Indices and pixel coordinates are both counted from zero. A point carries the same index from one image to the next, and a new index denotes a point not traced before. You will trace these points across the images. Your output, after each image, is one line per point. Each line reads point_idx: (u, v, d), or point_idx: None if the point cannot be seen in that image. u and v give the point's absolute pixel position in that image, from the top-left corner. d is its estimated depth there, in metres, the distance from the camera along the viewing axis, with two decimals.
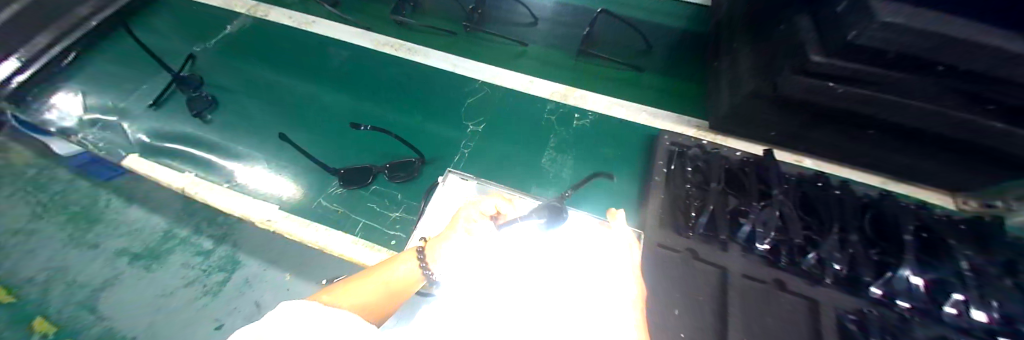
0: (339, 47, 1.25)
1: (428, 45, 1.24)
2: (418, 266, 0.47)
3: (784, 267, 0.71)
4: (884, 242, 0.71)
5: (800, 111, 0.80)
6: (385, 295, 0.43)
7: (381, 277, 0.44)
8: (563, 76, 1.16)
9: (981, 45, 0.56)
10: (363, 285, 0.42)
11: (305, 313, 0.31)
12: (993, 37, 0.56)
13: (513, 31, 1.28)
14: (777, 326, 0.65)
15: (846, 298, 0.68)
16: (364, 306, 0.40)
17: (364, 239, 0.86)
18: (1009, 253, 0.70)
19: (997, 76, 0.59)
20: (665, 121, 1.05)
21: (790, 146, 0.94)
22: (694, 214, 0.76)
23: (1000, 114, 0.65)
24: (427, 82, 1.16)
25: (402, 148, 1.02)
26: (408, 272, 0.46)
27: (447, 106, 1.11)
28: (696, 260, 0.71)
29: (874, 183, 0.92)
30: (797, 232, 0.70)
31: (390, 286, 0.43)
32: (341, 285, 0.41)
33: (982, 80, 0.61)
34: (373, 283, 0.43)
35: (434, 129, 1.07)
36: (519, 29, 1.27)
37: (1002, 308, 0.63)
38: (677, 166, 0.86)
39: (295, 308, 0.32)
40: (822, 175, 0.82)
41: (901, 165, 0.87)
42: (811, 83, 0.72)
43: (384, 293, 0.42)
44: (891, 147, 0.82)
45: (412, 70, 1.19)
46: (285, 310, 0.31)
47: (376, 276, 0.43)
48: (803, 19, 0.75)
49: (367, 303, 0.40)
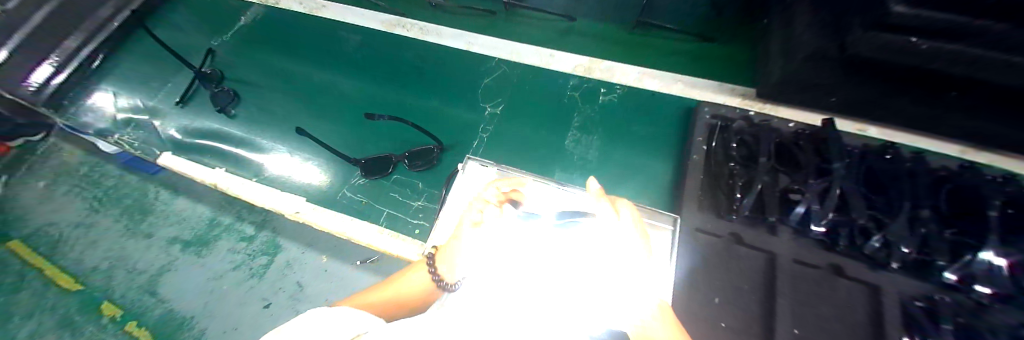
0: (352, 30, 1.21)
1: (439, 23, 1.18)
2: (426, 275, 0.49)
3: (841, 250, 0.64)
4: (964, 221, 0.63)
5: (866, 72, 0.71)
6: (396, 299, 0.47)
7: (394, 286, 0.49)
8: (587, 48, 1.08)
9: None
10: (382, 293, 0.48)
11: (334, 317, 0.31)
12: None
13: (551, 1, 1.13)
14: (832, 315, 0.60)
15: (911, 283, 0.62)
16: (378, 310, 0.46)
17: (389, 229, 0.86)
18: None
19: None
20: (705, 91, 0.96)
21: (852, 113, 0.84)
22: (739, 195, 0.69)
23: None
24: (443, 62, 1.12)
25: (421, 134, 1.00)
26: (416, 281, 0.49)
27: (465, 88, 1.07)
28: (740, 245, 0.66)
29: (948, 153, 0.82)
30: (861, 212, 0.62)
31: (400, 294, 0.48)
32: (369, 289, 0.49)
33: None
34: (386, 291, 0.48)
35: (453, 112, 1.03)
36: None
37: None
38: (719, 143, 0.78)
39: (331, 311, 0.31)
40: (891, 146, 0.72)
41: (984, 130, 0.76)
42: (890, 39, 0.62)
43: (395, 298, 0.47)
44: (977, 112, 0.71)
45: (426, 51, 1.14)
46: (311, 314, 0.31)
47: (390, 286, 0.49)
48: None
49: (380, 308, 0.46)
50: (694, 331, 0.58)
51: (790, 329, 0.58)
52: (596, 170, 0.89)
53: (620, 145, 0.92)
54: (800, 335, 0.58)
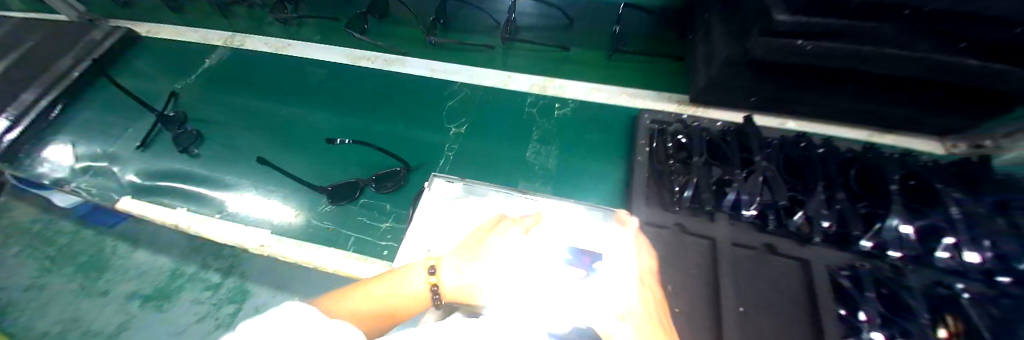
0: (318, 65, 1.27)
1: (403, 54, 1.26)
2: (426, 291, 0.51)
3: (772, 230, 0.71)
4: (872, 196, 0.71)
5: (772, 71, 0.81)
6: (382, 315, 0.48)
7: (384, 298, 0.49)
8: (542, 68, 1.18)
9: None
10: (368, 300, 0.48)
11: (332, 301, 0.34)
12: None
13: (523, 34, 1.26)
14: (770, 289, 0.66)
15: (838, 254, 0.68)
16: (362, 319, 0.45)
17: (356, 253, 0.87)
18: (1003, 189, 0.70)
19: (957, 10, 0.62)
20: (646, 99, 1.06)
21: (770, 110, 0.94)
22: (678, 188, 0.76)
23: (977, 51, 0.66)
24: (406, 89, 1.18)
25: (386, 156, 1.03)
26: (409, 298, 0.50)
27: (427, 113, 1.12)
28: (685, 234, 0.72)
29: (859, 138, 0.92)
30: (782, 194, 0.69)
31: (390, 307, 0.49)
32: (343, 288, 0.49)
33: (943, 16, 0.64)
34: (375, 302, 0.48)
35: (417, 135, 1.07)
36: (530, 33, 1.26)
37: (995, 248, 0.63)
38: (659, 144, 0.87)
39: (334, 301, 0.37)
40: (804, 135, 0.81)
41: (881, 114, 0.87)
42: (781, 43, 0.72)
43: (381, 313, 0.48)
44: (868, 99, 0.83)
45: (390, 79, 1.20)
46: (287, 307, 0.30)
47: (378, 297, 0.49)
48: None
49: (365, 317, 0.46)
50: None
51: (737, 307, 0.63)
52: (555, 179, 0.94)
53: (575, 154, 0.98)
54: (745, 312, 0.63)
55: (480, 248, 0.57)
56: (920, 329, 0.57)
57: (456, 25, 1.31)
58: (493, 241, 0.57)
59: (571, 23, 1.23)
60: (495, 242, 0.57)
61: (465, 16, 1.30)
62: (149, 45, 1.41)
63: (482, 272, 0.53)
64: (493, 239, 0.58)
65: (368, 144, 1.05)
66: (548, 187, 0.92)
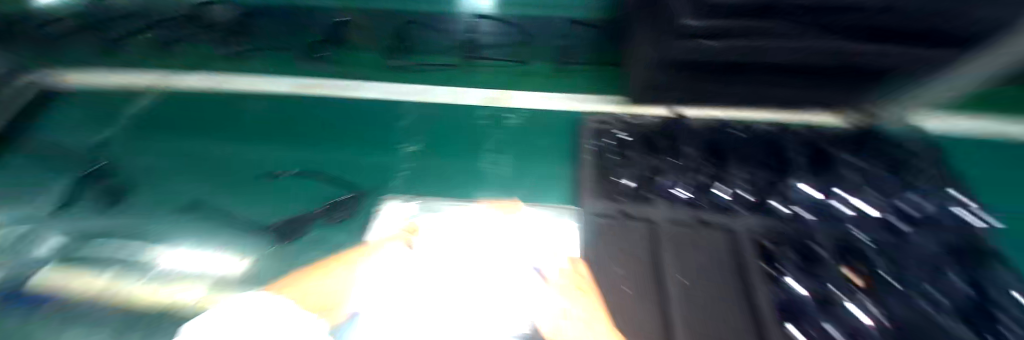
0: (257, 99, 1.24)
1: (359, 78, 1.29)
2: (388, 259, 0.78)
3: (702, 206, 0.80)
4: (773, 168, 0.86)
5: (692, 68, 0.91)
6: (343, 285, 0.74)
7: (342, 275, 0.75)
8: (493, 82, 1.26)
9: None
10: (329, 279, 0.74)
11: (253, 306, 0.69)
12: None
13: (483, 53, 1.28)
14: (705, 259, 0.72)
15: (755, 220, 0.77)
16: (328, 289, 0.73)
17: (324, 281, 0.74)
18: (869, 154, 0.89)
19: (838, 5, 0.71)
20: (593, 104, 1.15)
21: (694, 102, 1.05)
22: (619, 179, 0.88)
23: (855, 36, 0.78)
24: (354, 114, 1.18)
25: (336, 177, 0.99)
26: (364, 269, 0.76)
27: (381, 136, 1.11)
28: (630, 219, 0.80)
29: (771, 119, 1.04)
30: (702, 173, 0.85)
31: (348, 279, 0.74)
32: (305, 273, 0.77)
33: (826, 10, 0.74)
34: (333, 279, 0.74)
35: (366, 157, 1.05)
36: (490, 50, 1.28)
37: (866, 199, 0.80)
38: (601, 142, 0.97)
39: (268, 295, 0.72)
40: (721, 122, 0.96)
41: (785, 96, 1.01)
42: (696, 45, 0.82)
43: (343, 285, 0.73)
44: (772, 84, 0.95)
45: (338, 106, 1.20)
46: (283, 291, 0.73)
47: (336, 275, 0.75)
48: None
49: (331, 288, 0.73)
50: (607, 304, 0.66)
51: (678, 278, 0.69)
52: (509, 190, 0.93)
53: (527, 160, 1.01)
54: (687, 284, 0.68)
55: (434, 227, 0.85)
56: (826, 273, 0.68)
57: (414, 45, 1.29)
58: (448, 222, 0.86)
59: (529, 40, 1.26)
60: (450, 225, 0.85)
61: (422, 39, 1.27)
62: (54, 95, 1.26)
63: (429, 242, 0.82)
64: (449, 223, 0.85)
65: (318, 172, 1.01)
66: (506, 199, 0.90)
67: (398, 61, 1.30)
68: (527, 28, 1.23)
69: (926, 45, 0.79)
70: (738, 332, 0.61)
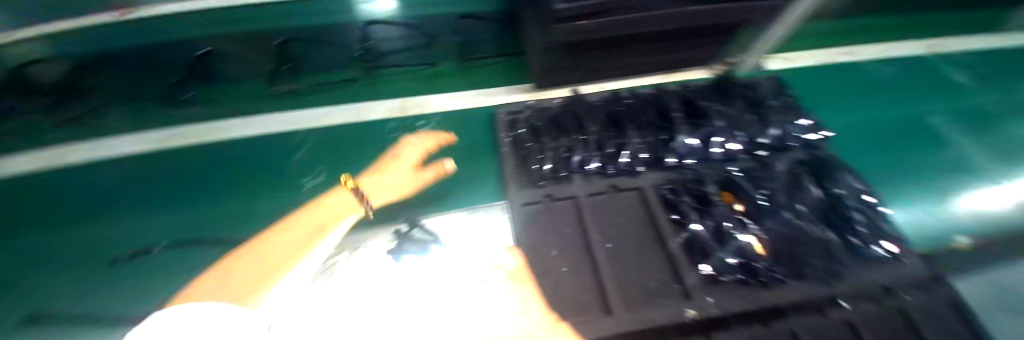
0: (115, 163, 1.03)
1: (245, 109, 1.15)
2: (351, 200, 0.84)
3: (613, 173, 0.86)
4: (667, 124, 0.94)
5: (578, 47, 0.97)
6: (311, 231, 0.77)
7: (306, 223, 0.78)
8: (399, 90, 1.22)
9: None
10: (296, 229, 0.77)
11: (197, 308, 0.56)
12: None
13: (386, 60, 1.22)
14: (623, 219, 0.79)
15: (657, 175, 0.87)
16: (298, 239, 0.75)
17: (276, 262, 0.71)
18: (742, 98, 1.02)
19: None
20: (501, 96, 1.17)
21: (591, 78, 1.15)
22: (538, 165, 0.89)
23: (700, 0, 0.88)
24: (245, 157, 1.05)
25: (235, 232, 0.88)
26: (331, 213, 0.81)
27: (282, 177, 1.00)
28: (555, 201, 0.83)
29: (654, 81, 1.18)
30: (609, 144, 0.90)
31: (317, 225, 0.78)
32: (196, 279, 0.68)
33: None
34: (301, 228, 0.77)
35: (267, 202, 0.95)
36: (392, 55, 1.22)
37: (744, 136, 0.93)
38: (516, 132, 0.98)
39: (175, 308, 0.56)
40: (618, 93, 1.03)
41: (664, 60, 1.13)
42: (571, 26, 0.87)
43: (311, 230, 0.77)
44: (649, 51, 1.07)
45: (226, 150, 1.06)
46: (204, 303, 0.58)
47: (306, 223, 0.78)
48: None
49: (297, 240, 0.75)
50: (546, 287, 0.69)
51: (604, 245, 0.75)
52: (433, 201, 0.90)
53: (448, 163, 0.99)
54: (612, 247, 0.75)
55: (389, 164, 0.92)
56: (719, 211, 0.80)
57: (304, 66, 1.17)
58: (401, 157, 0.93)
59: (434, 41, 1.23)
60: (404, 158, 0.93)
61: (313, 58, 1.16)
62: None
63: (387, 177, 0.89)
64: (403, 157, 0.93)
65: (212, 235, 0.88)
66: (430, 211, 0.88)
67: (283, 86, 1.16)
68: (427, 27, 1.21)
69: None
70: (663, 279, 0.70)
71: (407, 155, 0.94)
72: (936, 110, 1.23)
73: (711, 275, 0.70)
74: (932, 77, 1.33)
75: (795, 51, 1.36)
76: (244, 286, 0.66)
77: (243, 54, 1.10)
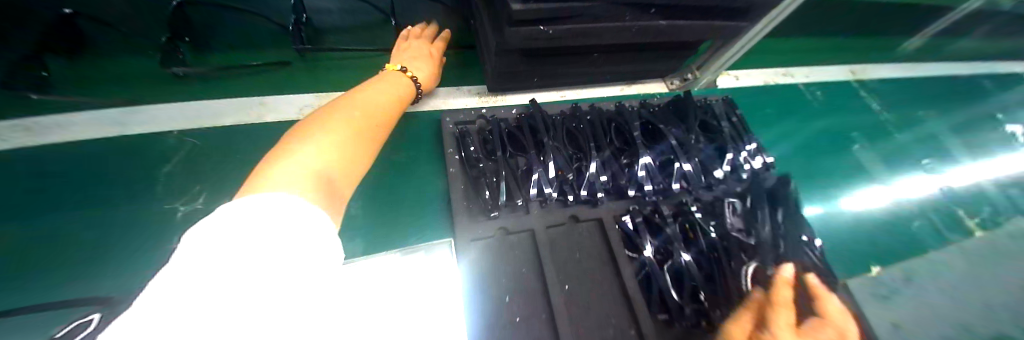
0: None
1: (110, 89, 0.91)
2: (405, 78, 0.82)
3: (573, 202, 0.79)
4: (629, 146, 0.88)
5: (536, 52, 0.87)
6: (391, 101, 0.72)
7: (385, 91, 0.72)
8: (322, 83, 1.01)
9: None
10: (378, 94, 0.70)
11: (295, 199, 0.36)
12: None
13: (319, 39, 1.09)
14: (582, 257, 0.75)
15: (618, 203, 0.83)
16: (383, 105, 0.68)
17: (369, 117, 0.63)
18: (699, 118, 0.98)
19: None
20: (446, 99, 1.02)
21: (549, 86, 1.07)
22: (489, 192, 0.76)
23: (664, 13, 0.83)
24: (78, 172, 0.79)
25: (66, 285, 0.66)
26: (397, 86, 0.77)
27: (139, 202, 0.77)
28: (510, 233, 0.74)
29: (615, 93, 1.14)
30: (567, 166, 0.80)
31: (395, 97, 0.74)
32: (279, 143, 0.50)
33: None
34: (383, 94, 0.71)
35: (106, 244, 0.72)
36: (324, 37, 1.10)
37: (699, 160, 0.91)
38: (464, 148, 0.85)
39: (129, 315, 0.24)
40: (578, 107, 0.93)
41: (627, 71, 1.08)
42: (528, 31, 0.75)
43: (391, 101, 0.72)
44: (613, 61, 1.00)
45: (44, 163, 0.79)
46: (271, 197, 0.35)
47: (383, 91, 0.72)
48: None
49: (383, 104, 0.69)
50: None
51: (563, 286, 0.70)
52: (364, 230, 0.76)
53: (376, 183, 0.83)
54: (570, 288, 0.71)
55: (408, 50, 0.93)
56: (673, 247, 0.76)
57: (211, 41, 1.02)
58: (415, 47, 0.94)
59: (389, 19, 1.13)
60: (417, 48, 0.94)
61: (226, 35, 1.03)
62: None
63: (421, 60, 0.91)
64: (416, 46, 0.94)
65: (20, 292, 0.65)
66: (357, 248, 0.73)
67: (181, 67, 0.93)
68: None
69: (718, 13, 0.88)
70: (620, 322, 0.69)
71: (417, 46, 0.94)
72: (859, 135, 1.32)
73: (666, 318, 0.71)
74: (851, 101, 1.44)
75: (740, 68, 1.41)
76: (354, 138, 0.56)
77: (132, 24, 0.95)
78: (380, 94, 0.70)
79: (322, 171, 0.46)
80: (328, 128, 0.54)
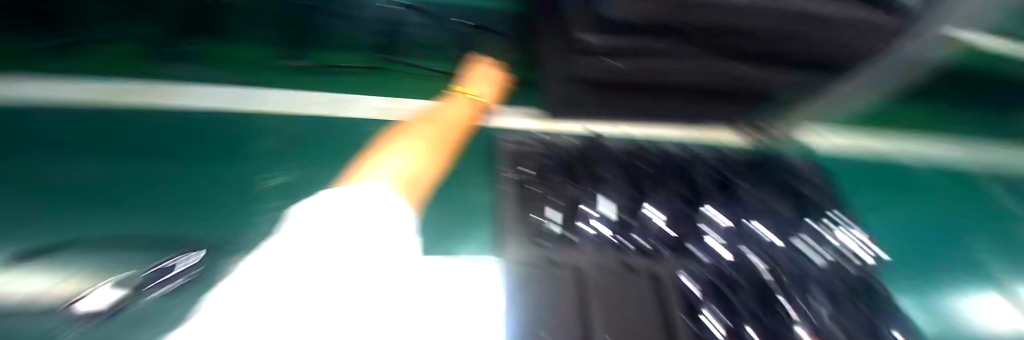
0: (28, 108, 0.89)
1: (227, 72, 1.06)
2: (470, 99, 0.88)
3: (627, 250, 0.72)
4: (692, 193, 0.87)
5: (604, 85, 0.91)
6: (462, 120, 0.85)
7: (458, 111, 0.86)
8: (394, 89, 1.09)
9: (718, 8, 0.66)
10: (452, 113, 0.84)
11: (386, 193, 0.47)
12: None
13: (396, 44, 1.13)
14: (635, 310, 0.61)
15: (684, 260, 0.71)
16: (455, 123, 0.82)
17: (443, 132, 0.77)
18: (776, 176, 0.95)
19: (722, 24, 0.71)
20: (505, 118, 1.02)
21: (611, 119, 1.02)
22: (537, 213, 0.78)
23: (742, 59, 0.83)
24: (183, 133, 0.91)
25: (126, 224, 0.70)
26: (466, 107, 0.88)
27: (219, 167, 0.84)
28: (555, 267, 0.67)
29: (683, 137, 1.05)
30: (623, 205, 0.81)
31: (466, 117, 0.88)
32: (379, 149, 0.67)
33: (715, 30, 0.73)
34: (456, 113, 0.85)
35: (181, 195, 0.77)
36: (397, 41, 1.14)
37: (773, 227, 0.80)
38: (521, 171, 0.88)
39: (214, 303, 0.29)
40: (641, 144, 0.98)
41: (696, 113, 1.05)
42: (601, 64, 0.82)
43: (463, 119, 0.85)
44: (678, 101, 0.99)
45: (158, 122, 0.92)
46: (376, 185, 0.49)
47: (457, 111, 0.86)
48: None
49: (455, 122, 0.82)
50: None
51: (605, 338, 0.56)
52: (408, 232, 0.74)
53: None
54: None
55: (474, 74, 0.95)
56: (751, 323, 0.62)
57: None
58: (480, 70, 0.96)
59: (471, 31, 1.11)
60: (482, 71, 0.95)
61: None
62: None
63: (482, 82, 0.93)
64: (481, 70, 0.95)
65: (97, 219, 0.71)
66: None
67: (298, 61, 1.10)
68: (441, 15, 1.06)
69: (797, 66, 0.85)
70: None
71: (483, 70, 0.96)
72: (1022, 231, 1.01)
73: None
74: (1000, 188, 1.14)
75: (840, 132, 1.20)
76: (431, 148, 0.70)
77: None
78: (453, 113, 0.85)
79: (410, 170, 0.59)
80: (414, 139, 0.69)
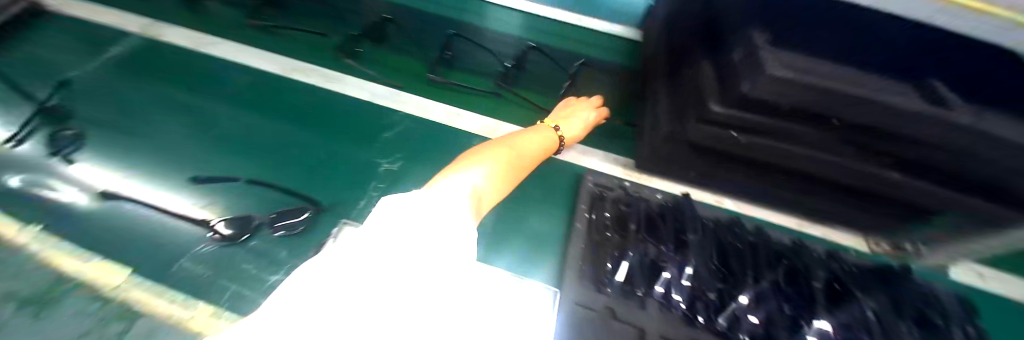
0: (241, 70, 1.21)
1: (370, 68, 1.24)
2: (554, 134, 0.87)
3: (698, 324, 0.68)
4: (797, 293, 0.72)
5: (712, 153, 0.86)
6: (539, 149, 0.80)
7: (539, 139, 0.81)
8: (500, 111, 1.17)
9: (875, 105, 0.59)
10: (533, 140, 0.80)
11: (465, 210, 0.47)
12: (851, 86, 0.60)
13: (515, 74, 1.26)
14: None
15: None
16: (533, 151, 0.78)
17: (518, 156, 0.72)
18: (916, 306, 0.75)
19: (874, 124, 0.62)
20: (594, 160, 1.05)
21: (710, 188, 0.98)
22: (609, 263, 0.74)
23: (902, 166, 0.70)
24: (330, 111, 1.12)
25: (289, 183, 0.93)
26: (547, 138, 0.84)
27: (351, 148, 1.04)
28: (614, 319, 0.67)
29: (789, 226, 0.96)
30: (710, 285, 0.71)
31: (544, 146, 0.83)
32: (455, 158, 0.64)
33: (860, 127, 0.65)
34: (535, 140, 0.80)
35: (321, 167, 0.98)
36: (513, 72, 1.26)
37: None
38: (598, 213, 0.85)
39: None
40: (738, 220, 0.88)
41: (824, 209, 0.90)
42: (713, 131, 0.78)
43: (540, 148, 0.80)
44: (802, 192, 0.87)
45: (313, 98, 1.15)
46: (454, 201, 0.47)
47: (537, 139, 0.81)
48: (706, 65, 0.82)
49: (533, 149, 0.78)
50: None
51: None
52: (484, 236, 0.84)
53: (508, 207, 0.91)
54: None
55: (572, 108, 1.00)
56: None
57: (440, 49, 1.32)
58: (580, 108, 1.01)
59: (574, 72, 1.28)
60: (582, 109, 1.00)
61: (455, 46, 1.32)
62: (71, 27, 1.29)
63: (578, 119, 0.97)
64: (581, 107, 1.01)
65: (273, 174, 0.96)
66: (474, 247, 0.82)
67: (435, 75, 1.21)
68: None
69: (1006, 204, 0.65)
70: None
71: (584, 108, 1.01)
72: None
73: None
74: None
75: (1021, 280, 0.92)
76: (504, 172, 0.66)
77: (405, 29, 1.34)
78: (533, 139, 0.80)
79: (482, 191, 0.58)
80: (490, 157, 0.65)
